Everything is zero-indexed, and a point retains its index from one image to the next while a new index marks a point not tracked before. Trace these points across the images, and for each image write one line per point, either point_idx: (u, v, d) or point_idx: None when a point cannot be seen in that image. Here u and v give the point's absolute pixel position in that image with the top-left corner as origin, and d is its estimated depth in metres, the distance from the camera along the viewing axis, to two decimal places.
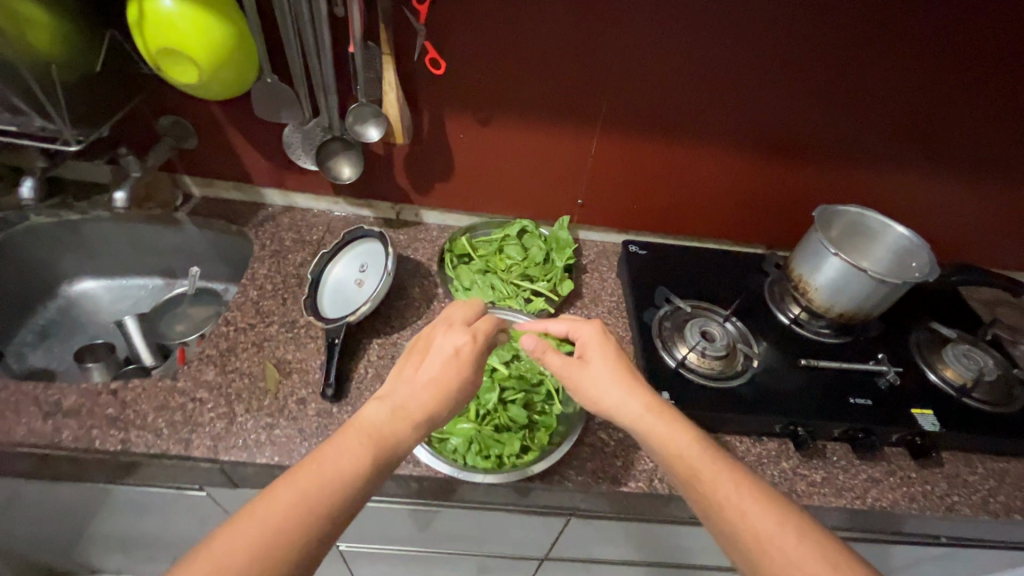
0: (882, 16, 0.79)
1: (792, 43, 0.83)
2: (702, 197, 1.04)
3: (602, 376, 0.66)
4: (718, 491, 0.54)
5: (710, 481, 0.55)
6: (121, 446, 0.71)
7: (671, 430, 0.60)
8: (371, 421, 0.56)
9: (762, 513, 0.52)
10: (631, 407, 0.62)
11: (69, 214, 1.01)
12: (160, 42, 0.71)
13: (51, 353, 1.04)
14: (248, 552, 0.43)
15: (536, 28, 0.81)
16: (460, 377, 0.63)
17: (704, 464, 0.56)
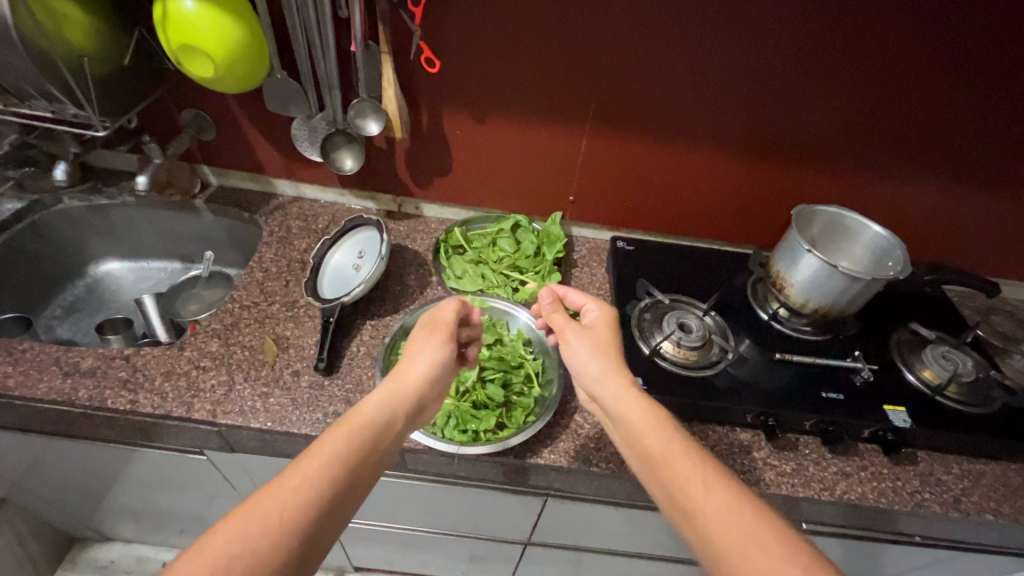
0: (861, 20, 0.82)
1: (776, 46, 0.86)
2: (691, 198, 1.08)
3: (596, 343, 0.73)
4: (684, 472, 0.60)
5: (674, 462, 0.61)
6: (130, 405, 0.78)
7: (645, 416, 0.66)
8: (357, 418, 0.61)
9: (723, 494, 0.57)
10: (610, 382, 0.69)
11: (98, 198, 1.10)
12: (181, 39, 0.79)
13: (76, 326, 1.12)
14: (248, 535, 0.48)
15: (528, 31, 0.86)
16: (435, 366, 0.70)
17: (674, 448, 0.62)
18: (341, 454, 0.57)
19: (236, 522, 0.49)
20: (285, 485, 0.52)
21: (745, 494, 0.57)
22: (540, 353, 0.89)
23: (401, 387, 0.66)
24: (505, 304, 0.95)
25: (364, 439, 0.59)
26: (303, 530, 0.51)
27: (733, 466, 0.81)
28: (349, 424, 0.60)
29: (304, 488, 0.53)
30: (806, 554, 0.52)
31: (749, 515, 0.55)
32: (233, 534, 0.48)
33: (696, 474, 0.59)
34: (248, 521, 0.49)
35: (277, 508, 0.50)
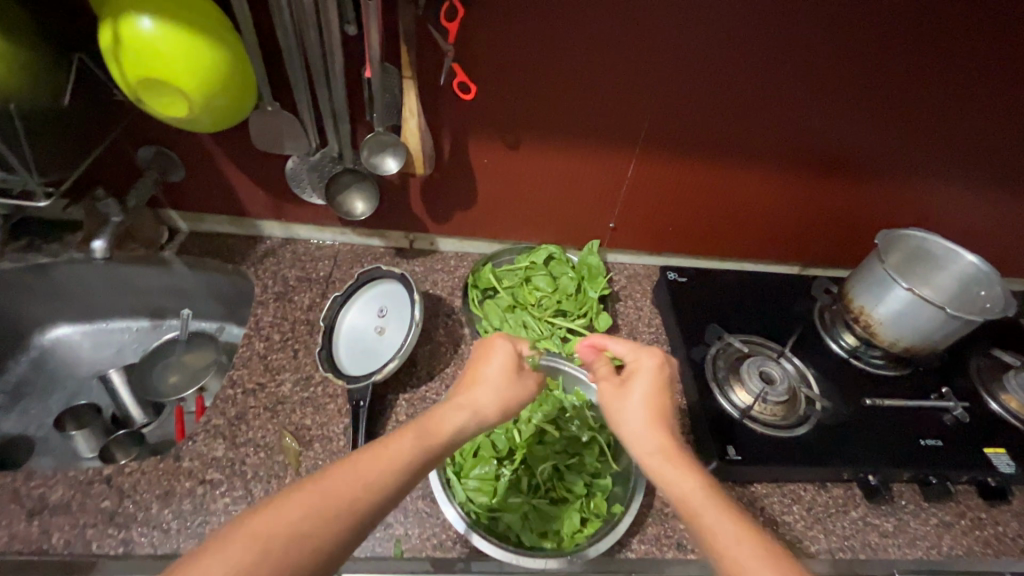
0: (967, 34, 0.70)
1: (869, 55, 0.72)
2: (745, 218, 0.96)
3: (635, 403, 0.61)
4: (723, 544, 0.48)
5: (713, 530, 0.49)
6: (123, 548, 0.62)
7: (682, 478, 0.53)
8: (431, 424, 0.55)
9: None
10: (651, 441, 0.57)
11: (37, 257, 0.89)
12: (140, 70, 0.60)
13: (26, 416, 0.91)
14: (311, 509, 0.45)
15: (580, 45, 0.70)
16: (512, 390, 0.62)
17: (713, 517, 0.50)
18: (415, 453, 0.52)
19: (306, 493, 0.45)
20: (361, 466, 0.48)
21: None
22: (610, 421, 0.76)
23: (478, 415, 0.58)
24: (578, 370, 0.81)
25: (432, 451, 0.53)
26: (366, 521, 0.46)
27: (835, 531, 0.73)
28: (423, 429, 0.54)
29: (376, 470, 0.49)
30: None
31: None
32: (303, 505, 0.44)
33: (740, 552, 0.47)
34: (304, 505, 0.45)
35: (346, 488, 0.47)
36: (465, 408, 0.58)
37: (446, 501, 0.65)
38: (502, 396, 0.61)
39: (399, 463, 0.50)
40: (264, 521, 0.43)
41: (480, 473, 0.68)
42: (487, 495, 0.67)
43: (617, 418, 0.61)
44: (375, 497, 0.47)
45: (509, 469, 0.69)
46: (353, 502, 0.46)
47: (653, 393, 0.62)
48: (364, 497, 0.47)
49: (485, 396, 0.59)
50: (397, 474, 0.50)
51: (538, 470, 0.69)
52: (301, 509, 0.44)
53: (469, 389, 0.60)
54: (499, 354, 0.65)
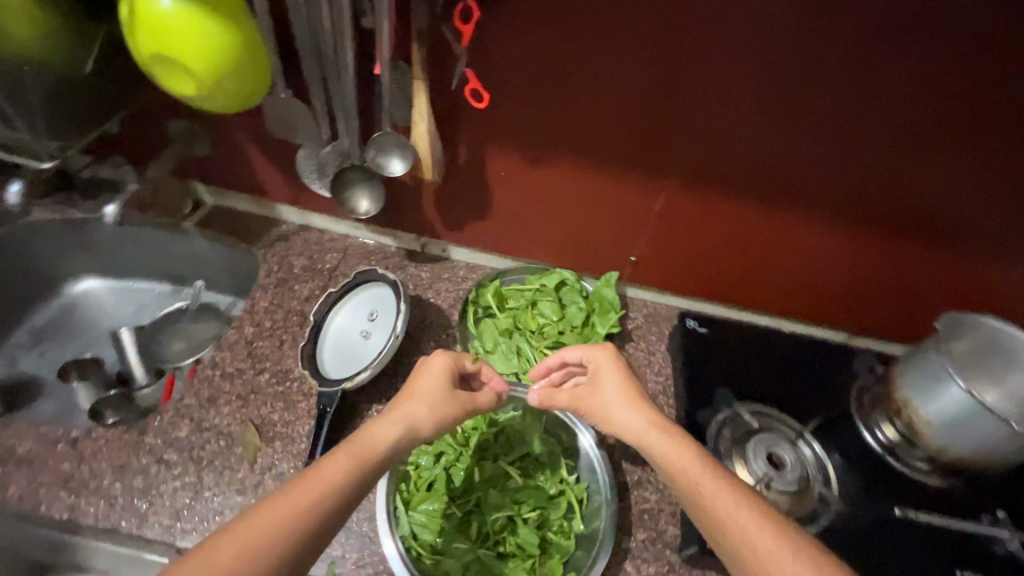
0: None
1: (962, 108, 0.59)
2: (788, 273, 0.84)
3: (611, 398, 0.61)
4: (723, 512, 0.48)
5: (709, 495, 0.50)
6: (68, 514, 0.62)
7: (682, 453, 0.53)
8: (364, 440, 0.50)
9: (763, 531, 0.46)
10: (636, 424, 0.58)
11: (76, 213, 0.92)
12: (154, 48, 0.60)
13: (44, 357, 0.96)
14: (242, 548, 0.40)
15: (608, 61, 0.63)
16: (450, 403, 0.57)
17: (713, 487, 0.50)
18: (349, 471, 0.47)
19: (235, 536, 0.41)
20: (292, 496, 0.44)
21: (785, 534, 0.46)
22: (587, 474, 0.69)
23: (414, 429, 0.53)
24: (568, 418, 0.71)
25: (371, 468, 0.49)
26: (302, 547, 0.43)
27: None
28: (354, 446, 0.49)
29: (307, 493, 0.45)
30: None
31: (790, 560, 0.44)
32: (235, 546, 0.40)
33: (740, 514, 0.48)
34: (233, 549, 0.40)
35: (277, 515, 0.43)
36: (396, 420, 0.53)
37: (386, 531, 0.60)
38: (438, 409, 0.56)
39: (336, 488, 0.46)
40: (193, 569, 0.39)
41: (429, 508, 0.63)
42: (431, 533, 0.62)
43: (602, 416, 0.61)
44: (312, 527, 0.43)
45: (462, 510, 0.64)
46: (287, 533, 0.42)
47: (626, 385, 0.62)
48: (301, 526, 0.43)
49: (420, 406, 0.54)
50: (334, 495, 0.45)
51: (490, 518, 0.64)
52: (229, 554, 0.40)
53: (399, 403, 0.55)
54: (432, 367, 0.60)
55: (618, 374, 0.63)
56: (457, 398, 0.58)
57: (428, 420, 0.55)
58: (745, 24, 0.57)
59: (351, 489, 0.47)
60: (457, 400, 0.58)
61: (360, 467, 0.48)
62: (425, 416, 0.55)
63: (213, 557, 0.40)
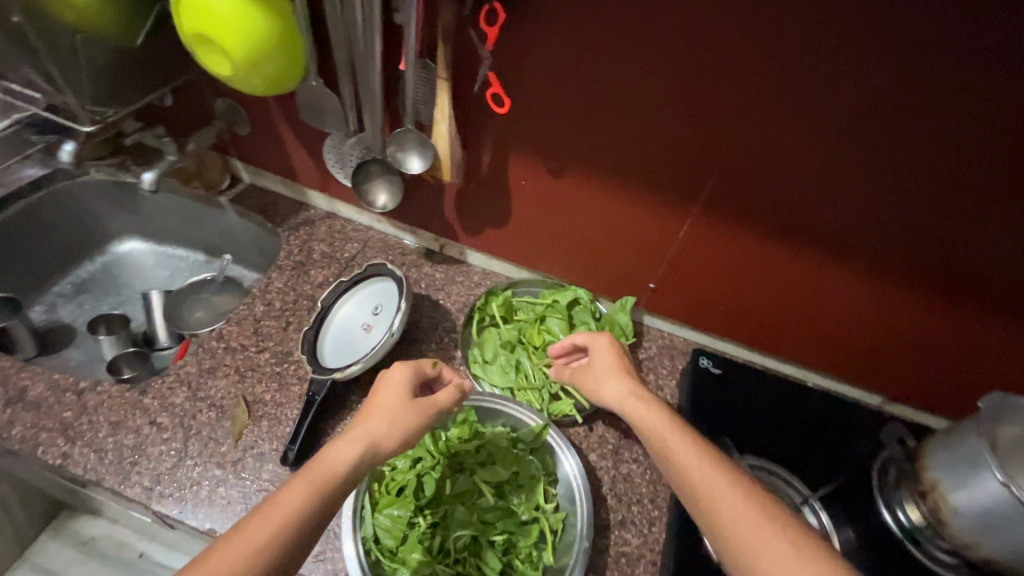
0: None
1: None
2: (819, 322, 0.76)
3: (603, 373, 0.67)
4: (686, 460, 0.53)
5: (676, 449, 0.54)
6: (61, 461, 0.65)
7: (656, 417, 0.58)
8: (323, 464, 0.48)
9: (720, 478, 0.50)
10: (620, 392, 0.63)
11: (125, 176, 0.98)
12: (195, 27, 0.62)
13: (80, 309, 1.03)
14: None
15: (637, 74, 0.60)
16: (413, 416, 0.55)
17: (679, 442, 0.55)
18: (306, 500, 0.45)
19: None
20: (245, 537, 0.42)
21: (740, 482, 0.50)
22: (567, 504, 0.66)
23: (377, 447, 0.51)
24: (558, 443, 0.69)
25: (332, 494, 0.46)
26: None
27: None
28: (312, 471, 0.47)
29: (261, 531, 0.42)
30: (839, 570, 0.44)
31: (754, 515, 0.47)
32: None
33: (701, 463, 0.52)
34: None
35: (229, 559, 0.40)
36: (354, 439, 0.50)
37: (348, 531, 0.59)
38: (400, 424, 0.53)
39: (293, 519, 0.43)
40: None
41: (394, 513, 0.61)
42: (393, 539, 0.60)
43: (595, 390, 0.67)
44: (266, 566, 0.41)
45: (428, 521, 0.62)
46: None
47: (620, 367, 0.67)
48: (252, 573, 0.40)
49: (380, 423, 0.52)
50: (291, 527, 0.43)
51: (454, 535, 0.61)
52: None
53: (359, 420, 0.53)
54: (393, 379, 0.57)
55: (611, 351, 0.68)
56: (420, 405, 0.56)
57: (391, 437, 0.52)
58: (790, 48, 0.53)
59: (309, 518, 0.44)
60: (420, 408, 0.55)
61: (320, 493, 0.46)
62: (388, 434, 0.52)
63: None
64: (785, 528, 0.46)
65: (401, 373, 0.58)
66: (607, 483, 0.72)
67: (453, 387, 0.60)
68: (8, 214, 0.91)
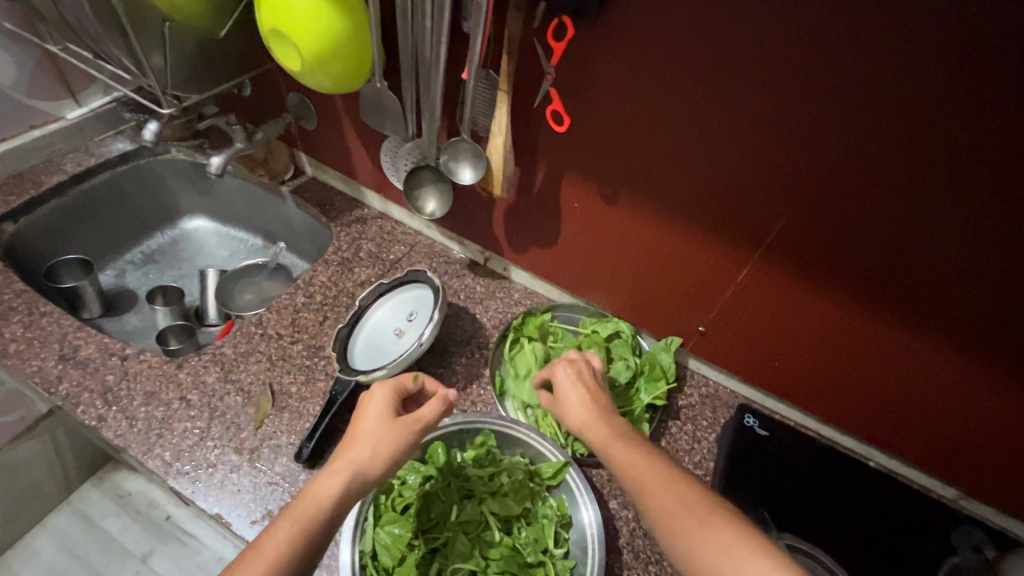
0: None
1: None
2: (885, 396, 0.67)
3: (564, 403, 0.61)
4: (624, 457, 0.51)
5: (617, 453, 0.52)
6: (96, 422, 0.68)
7: (598, 427, 0.56)
8: (303, 501, 0.45)
9: (654, 471, 0.49)
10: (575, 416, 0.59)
11: (201, 158, 1.04)
12: (272, 22, 0.64)
13: (146, 277, 1.09)
14: None
15: (706, 103, 0.56)
16: (400, 439, 0.51)
17: (618, 445, 0.53)
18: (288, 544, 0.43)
19: None
20: None
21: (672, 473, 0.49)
22: (577, 552, 0.62)
23: (364, 477, 0.48)
24: (576, 484, 0.65)
25: (318, 533, 0.44)
26: None
27: None
28: (295, 509, 0.45)
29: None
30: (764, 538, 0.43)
31: (673, 495, 0.46)
32: None
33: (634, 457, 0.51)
34: None
35: None
36: (337, 470, 0.47)
37: (347, 542, 0.58)
38: (386, 446, 0.50)
39: (277, 565, 0.41)
40: None
41: (395, 531, 0.58)
42: (390, 558, 0.58)
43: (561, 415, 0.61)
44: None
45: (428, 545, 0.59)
46: None
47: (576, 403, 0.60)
48: None
49: (363, 448, 0.49)
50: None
51: (453, 566, 0.58)
52: None
53: (338, 450, 0.50)
54: (375, 400, 0.54)
55: (569, 379, 0.62)
56: (402, 423, 0.52)
57: (377, 464, 0.49)
58: (887, 92, 0.47)
59: (295, 560, 0.42)
60: (404, 426, 0.52)
61: (304, 531, 0.44)
62: (374, 461, 0.49)
63: None
64: (705, 498, 0.46)
65: (380, 396, 0.54)
66: (625, 537, 0.67)
67: (440, 395, 0.55)
68: (94, 183, 0.99)
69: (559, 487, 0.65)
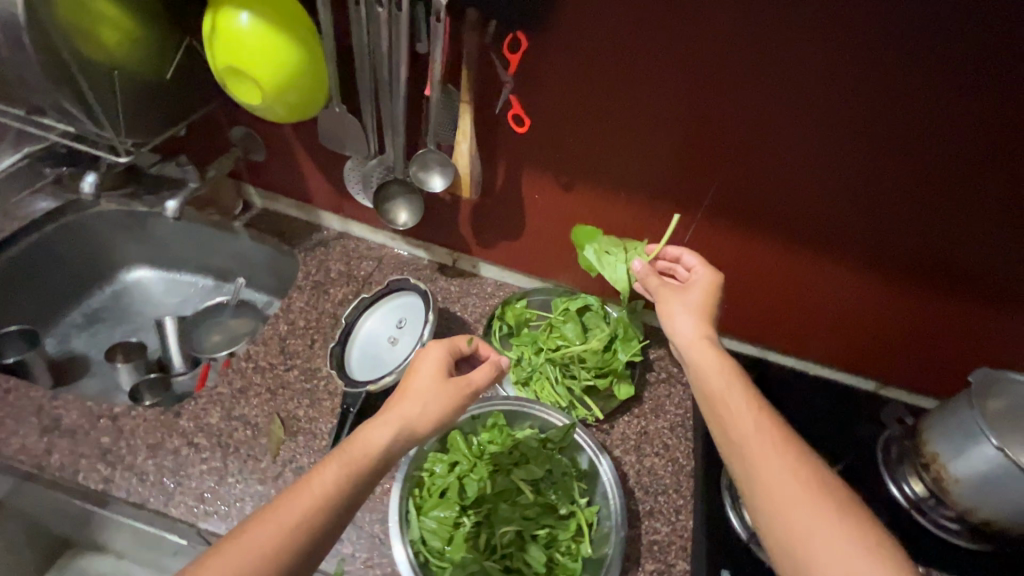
0: None
1: (1013, 175, 0.60)
2: (816, 314, 0.81)
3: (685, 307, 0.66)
4: (738, 422, 0.56)
5: (733, 412, 0.57)
6: (103, 485, 0.66)
7: (716, 364, 0.61)
8: (357, 447, 0.51)
9: (773, 446, 0.53)
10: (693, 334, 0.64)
11: (137, 205, 1.00)
12: (228, 59, 0.66)
13: (93, 339, 1.03)
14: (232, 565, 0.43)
15: (642, 92, 0.66)
16: (451, 402, 0.56)
17: (736, 400, 0.58)
18: (337, 489, 0.48)
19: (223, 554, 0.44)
20: (282, 517, 0.46)
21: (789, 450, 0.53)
22: (600, 498, 0.70)
23: (411, 431, 0.54)
24: (586, 443, 0.73)
25: (364, 482, 0.50)
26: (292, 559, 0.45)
27: None
28: (348, 454, 0.50)
29: (294, 510, 0.46)
30: (870, 533, 0.47)
31: (787, 472, 0.51)
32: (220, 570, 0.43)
33: (752, 418, 0.56)
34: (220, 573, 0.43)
35: (267, 534, 0.45)
36: (390, 422, 0.53)
37: (397, 535, 0.63)
38: (436, 404, 0.56)
39: (324, 501, 0.47)
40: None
41: (440, 514, 0.64)
42: (439, 540, 0.63)
43: (669, 314, 0.67)
44: (306, 538, 0.46)
45: (471, 521, 0.65)
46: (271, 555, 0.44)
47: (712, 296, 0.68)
48: (289, 544, 0.45)
49: (415, 405, 0.54)
50: (322, 511, 0.47)
51: (498, 532, 0.64)
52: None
53: (397, 398, 0.56)
54: (431, 358, 0.59)
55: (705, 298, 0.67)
56: (455, 385, 0.58)
57: (427, 419, 0.55)
58: (797, 70, 0.59)
59: (343, 499, 0.48)
60: (454, 389, 0.57)
61: (353, 476, 0.49)
62: (422, 417, 0.54)
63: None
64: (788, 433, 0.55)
65: (436, 355, 0.59)
66: (634, 477, 0.76)
67: (494, 366, 0.61)
68: (21, 247, 0.93)
69: (574, 448, 0.73)
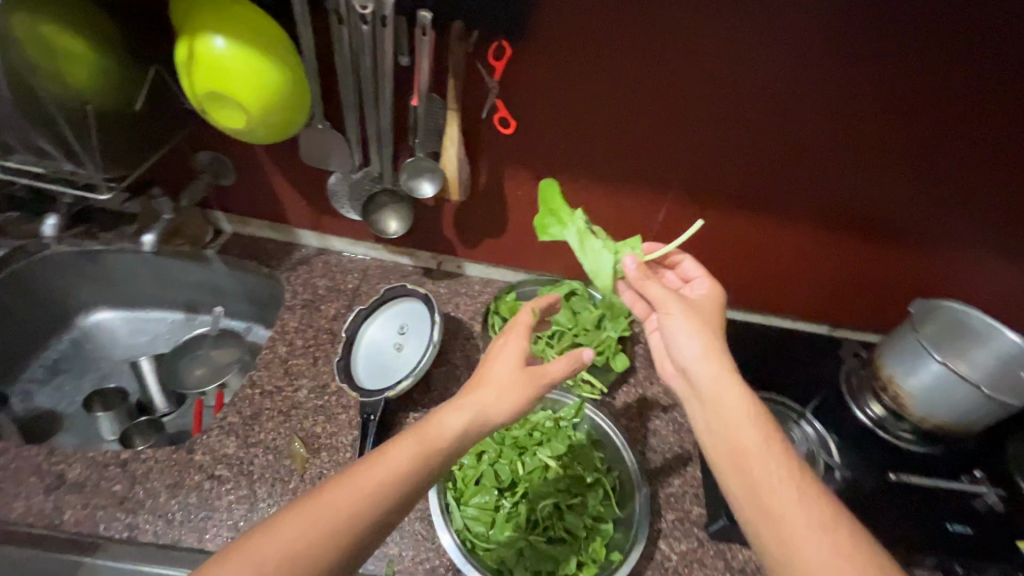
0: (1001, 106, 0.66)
1: (918, 139, 0.70)
2: (771, 272, 0.92)
3: (687, 329, 0.61)
4: (758, 466, 0.54)
5: (750, 450, 0.55)
6: (127, 532, 0.65)
7: (731, 395, 0.58)
8: (433, 431, 0.53)
9: (789, 488, 0.53)
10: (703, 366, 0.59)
11: (92, 244, 0.94)
12: (208, 85, 0.65)
13: (60, 392, 0.96)
14: (310, 524, 0.45)
15: (608, 89, 0.71)
16: (529, 393, 0.59)
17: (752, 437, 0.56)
18: (409, 468, 0.50)
19: (298, 514, 0.46)
20: (359, 482, 0.48)
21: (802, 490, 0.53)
22: (614, 461, 0.76)
23: (484, 417, 0.56)
24: (596, 416, 0.80)
25: (435, 466, 0.52)
26: (366, 527, 0.47)
27: None
28: (422, 436, 0.53)
29: (370, 479, 0.49)
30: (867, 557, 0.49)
31: (799, 515, 0.51)
32: (297, 531, 0.45)
33: (769, 455, 0.54)
34: (297, 530, 0.45)
35: (344, 502, 0.47)
36: (466, 410, 0.55)
37: (443, 526, 0.66)
38: (513, 394, 0.58)
39: (395, 477, 0.49)
40: (258, 541, 0.44)
41: (481, 501, 0.69)
42: (483, 524, 0.68)
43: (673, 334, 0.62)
44: (376, 513, 0.48)
45: (509, 502, 0.70)
46: (347, 522, 0.46)
47: (715, 316, 0.64)
48: (364, 510, 0.47)
49: (491, 391, 0.57)
50: (395, 487, 0.49)
51: (538, 507, 0.69)
52: (295, 534, 0.45)
53: (474, 383, 0.58)
54: (511, 348, 0.61)
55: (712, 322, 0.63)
56: (533, 375, 0.60)
57: (504, 406, 0.57)
58: (744, 63, 0.66)
59: (415, 478, 0.50)
60: (532, 379, 0.59)
61: (426, 459, 0.51)
62: (497, 404, 0.57)
63: (283, 534, 0.44)
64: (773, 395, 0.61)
65: (514, 344, 0.61)
66: (642, 440, 0.83)
67: (572, 359, 0.63)
68: None
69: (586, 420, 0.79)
